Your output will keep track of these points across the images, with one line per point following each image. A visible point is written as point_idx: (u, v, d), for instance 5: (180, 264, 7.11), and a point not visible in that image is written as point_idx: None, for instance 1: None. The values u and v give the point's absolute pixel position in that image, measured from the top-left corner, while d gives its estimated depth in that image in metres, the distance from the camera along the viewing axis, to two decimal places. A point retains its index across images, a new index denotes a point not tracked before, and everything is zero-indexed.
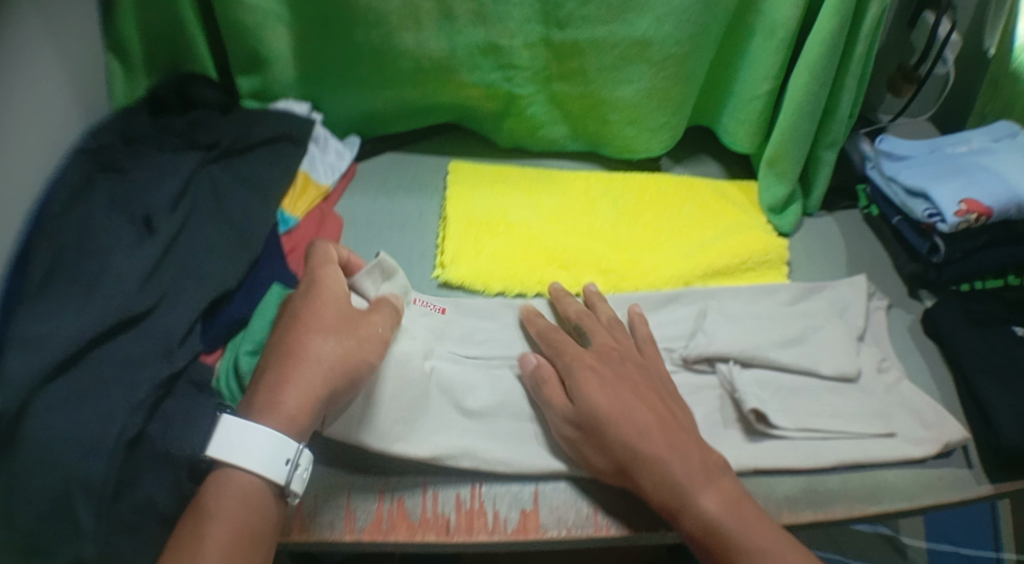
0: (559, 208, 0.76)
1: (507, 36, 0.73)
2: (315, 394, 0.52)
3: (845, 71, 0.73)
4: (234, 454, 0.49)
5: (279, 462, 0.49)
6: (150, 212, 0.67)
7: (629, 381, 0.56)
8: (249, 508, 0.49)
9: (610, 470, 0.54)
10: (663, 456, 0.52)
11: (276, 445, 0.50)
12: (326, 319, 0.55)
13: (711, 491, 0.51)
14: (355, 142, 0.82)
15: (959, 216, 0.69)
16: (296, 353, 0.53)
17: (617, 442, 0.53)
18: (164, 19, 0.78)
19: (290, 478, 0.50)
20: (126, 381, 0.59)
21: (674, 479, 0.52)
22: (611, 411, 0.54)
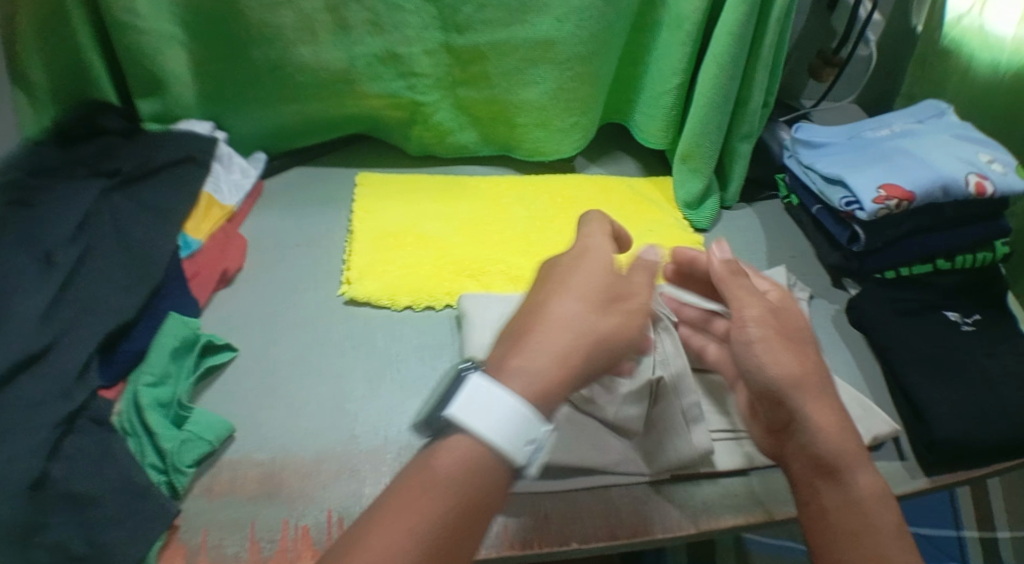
0: (470, 217, 0.75)
1: (406, 44, 0.72)
2: (569, 365, 0.44)
3: (756, 59, 0.71)
4: (492, 423, 0.42)
5: (522, 441, 0.42)
6: (50, 247, 0.64)
7: (797, 346, 0.53)
8: (475, 482, 0.41)
9: (769, 398, 0.52)
10: (829, 437, 0.50)
11: (528, 423, 0.42)
12: (581, 278, 0.47)
13: (865, 477, 0.50)
14: (261, 159, 0.81)
15: (879, 203, 0.67)
16: (534, 309, 0.46)
17: (798, 379, 0.51)
18: (65, 47, 0.73)
19: (527, 459, 0.43)
20: (21, 425, 0.54)
21: (847, 442, 0.50)
22: (793, 348, 0.52)
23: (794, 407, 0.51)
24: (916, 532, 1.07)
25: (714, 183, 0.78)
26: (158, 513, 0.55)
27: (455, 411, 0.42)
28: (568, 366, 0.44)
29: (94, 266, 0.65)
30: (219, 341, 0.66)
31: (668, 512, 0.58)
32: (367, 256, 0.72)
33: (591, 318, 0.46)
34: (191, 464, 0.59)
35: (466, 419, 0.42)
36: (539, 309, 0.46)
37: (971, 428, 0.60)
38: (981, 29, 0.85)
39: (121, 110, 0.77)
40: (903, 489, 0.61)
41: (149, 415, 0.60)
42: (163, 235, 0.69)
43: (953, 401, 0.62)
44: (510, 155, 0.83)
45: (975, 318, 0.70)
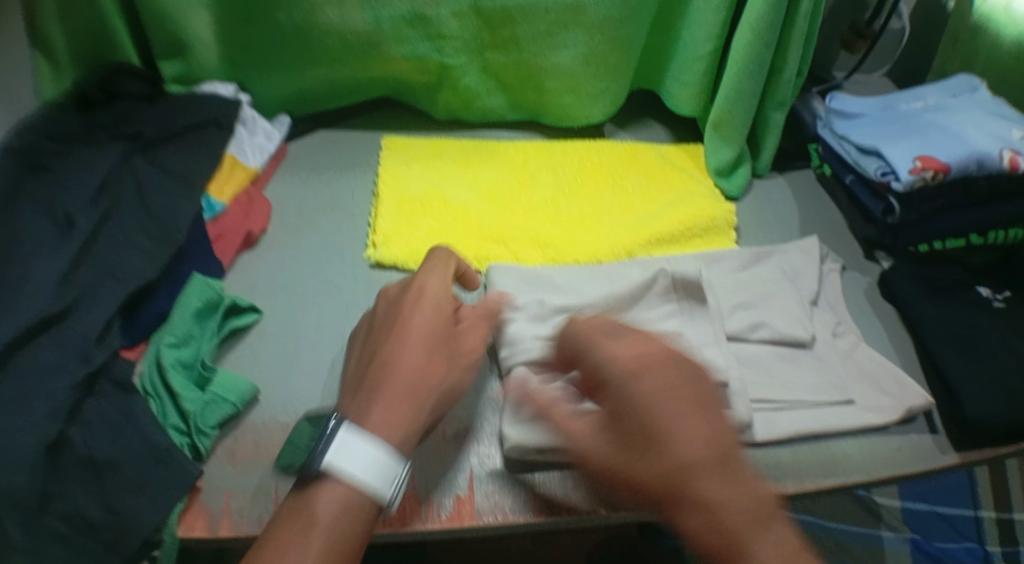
0: (496, 183, 0.74)
1: (433, 6, 0.71)
2: (413, 407, 0.51)
3: (792, 26, 0.69)
4: (353, 468, 0.48)
5: (385, 484, 0.48)
6: (70, 208, 0.63)
7: (678, 394, 0.45)
8: (349, 520, 0.47)
9: (650, 490, 0.44)
10: (718, 503, 0.42)
11: (387, 466, 0.49)
12: (419, 328, 0.53)
13: (769, 548, 0.41)
14: (285, 122, 0.80)
15: (914, 174, 0.66)
16: (385, 357, 0.52)
17: (650, 474, 0.44)
18: (87, 11, 0.71)
19: (392, 495, 0.49)
20: (39, 389, 0.54)
21: (725, 530, 0.42)
22: (643, 412, 0.45)
23: (680, 490, 0.43)
24: (932, 510, 1.08)
25: (746, 151, 0.77)
26: (178, 475, 0.55)
27: (328, 461, 0.48)
28: (409, 404, 0.51)
29: (115, 228, 0.64)
30: (244, 303, 0.65)
31: None
32: (393, 221, 0.70)
33: (434, 379, 0.52)
34: (215, 425, 0.58)
35: (334, 467, 0.48)
36: (392, 363, 0.52)
37: (1002, 405, 0.59)
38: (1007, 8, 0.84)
39: (141, 74, 0.76)
40: (931, 464, 0.60)
41: (171, 376, 0.59)
42: (186, 197, 0.67)
43: (983, 379, 0.60)
44: (538, 122, 0.82)
45: (1005, 294, 0.68)
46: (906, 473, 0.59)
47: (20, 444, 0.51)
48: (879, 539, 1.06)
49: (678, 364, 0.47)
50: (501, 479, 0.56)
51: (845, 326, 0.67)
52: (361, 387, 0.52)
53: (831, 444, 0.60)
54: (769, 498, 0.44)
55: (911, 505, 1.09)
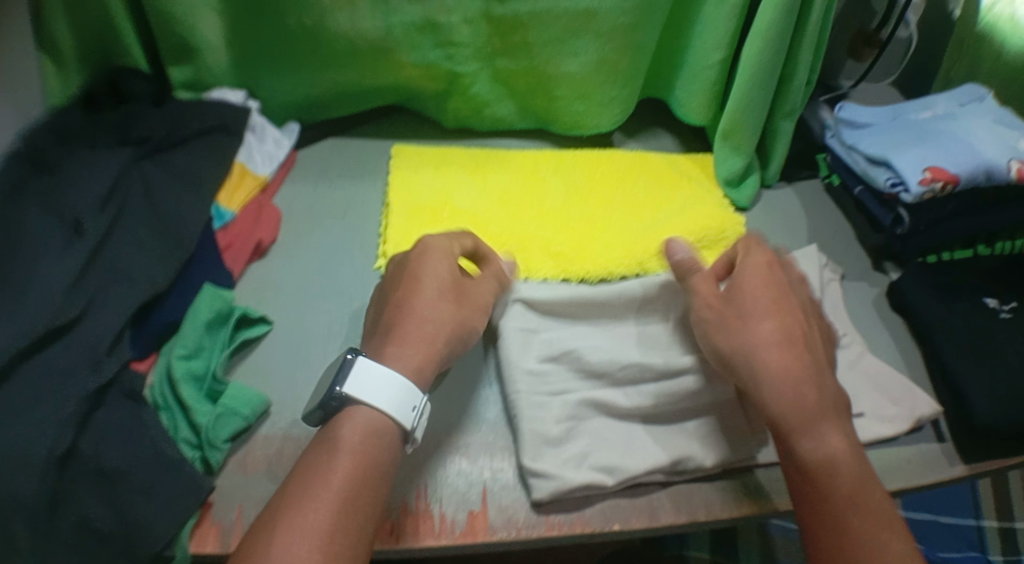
0: (506, 192, 0.74)
1: (445, 12, 0.70)
2: (429, 345, 0.55)
3: (802, 35, 0.69)
4: (372, 393, 0.51)
5: (405, 409, 0.52)
6: (80, 214, 0.63)
7: (787, 304, 0.56)
8: (375, 444, 0.51)
9: (730, 371, 0.55)
10: (789, 390, 0.52)
11: (407, 393, 0.52)
12: (427, 280, 0.57)
13: (833, 429, 0.52)
14: (294, 130, 0.79)
15: (923, 185, 0.66)
16: (400, 303, 0.57)
17: (750, 342, 0.54)
18: (94, 13, 0.71)
19: (415, 424, 0.52)
20: (50, 396, 0.54)
21: (805, 406, 0.52)
22: (759, 309, 0.56)
23: (750, 382, 0.54)
24: (934, 519, 1.10)
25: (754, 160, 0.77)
26: (188, 486, 0.55)
27: (347, 388, 0.51)
28: (424, 343, 0.55)
29: (124, 235, 0.64)
30: (254, 313, 0.65)
31: (709, 498, 0.57)
32: (402, 229, 0.70)
33: (445, 323, 0.56)
34: (226, 440, 0.58)
35: (355, 395, 0.51)
36: (405, 308, 0.56)
37: (1009, 415, 0.59)
38: (1013, 16, 0.85)
39: (148, 77, 0.76)
40: (939, 475, 0.60)
41: (183, 390, 0.59)
42: (195, 204, 0.67)
43: (990, 387, 0.61)
44: (546, 130, 0.82)
45: (1013, 306, 0.68)
46: (915, 484, 0.60)
47: (29, 454, 0.51)
48: None
49: (793, 287, 0.59)
50: (514, 494, 0.56)
51: (851, 335, 0.67)
52: (382, 328, 0.57)
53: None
54: (841, 400, 0.54)
55: (913, 513, 1.10)
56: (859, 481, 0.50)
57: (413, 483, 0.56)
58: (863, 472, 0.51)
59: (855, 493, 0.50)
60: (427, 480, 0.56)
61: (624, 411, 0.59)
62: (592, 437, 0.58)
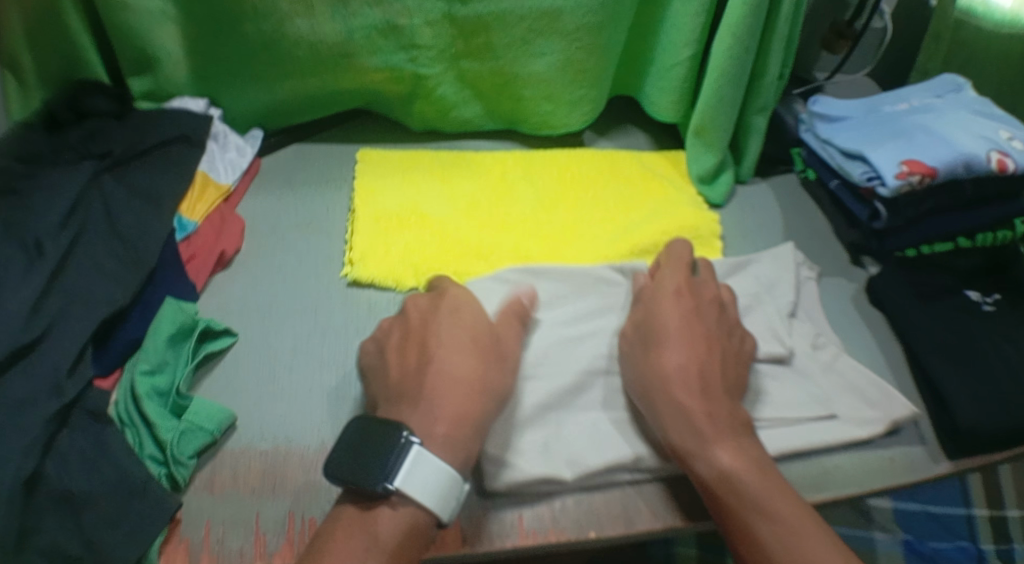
0: (474, 195, 0.73)
1: (406, 15, 0.69)
2: (471, 428, 0.51)
3: (772, 29, 0.68)
4: (424, 490, 0.48)
5: (448, 499, 0.49)
6: (39, 233, 0.61)
7: (705, 321, 0.57)
8: (412, 543, 0.47)
9: (641, 397, 0.55)
10: (690, 402, 0.53)
11: (450, 484, 0.49)
12: (462, 340, 0.54)
13: (732, 446, 0.52)
14: (258, 135, 0.78)
15: (900, 179, 0.64)
16: (435, 373, 0.53)
17: (654, 372, 0.55)
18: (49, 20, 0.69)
19: (453, 511, 0.49)
20: (10, 424, 0.52)
21: (699, 430, 0.52)
22: (661, 342, 0.56)
23: (652, 401, 0.54)
24: (924, 510, 1.08)
25: (728, 157, 0.76)
26: (155, 507, 0.53)
27: (399, 483, 0.47)
28: (468, 421, 0.51)
29: (84, 253, 0.62)
30: (218, 326, 0.63)
31: (692, 499, 0.56)
32: (369, 236, 0.69)
33: (488, 388, 0.53)
34: (192, 456, 0.56)
35: (406, 491, 0.48)
36: (443, 375, 0.52)
37: (992, 416, 0.58)
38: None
39: (110, 90, 0.74)
40: (922, 476, 0.59)
41: (147, 405, 0.57)
42: (157, 218, 0.66)
43: (974, 387, 0.59)
44: (518, 131, 0.81)
45: (996, 298, 0.67)
46: (902, 483, 0.58)
47: None
48: (871, 540, 1.05)
49: (708, 308, 0.59)
50: (488, 504, 0.54)
51: (826, 337, 0.65)
52: (409, 392, 0.52)
53: (825, 459, 0.59)
54: (740, 417, 0.54)
55: (902, 505, 1.09)
56: (758, 491, 0.50)
57: None
58: (769, 481, 0.50)
59: (756, 499, 0.49)
60: None
61: (591, 403, 0.58)
62: (564, 430, 0.57)
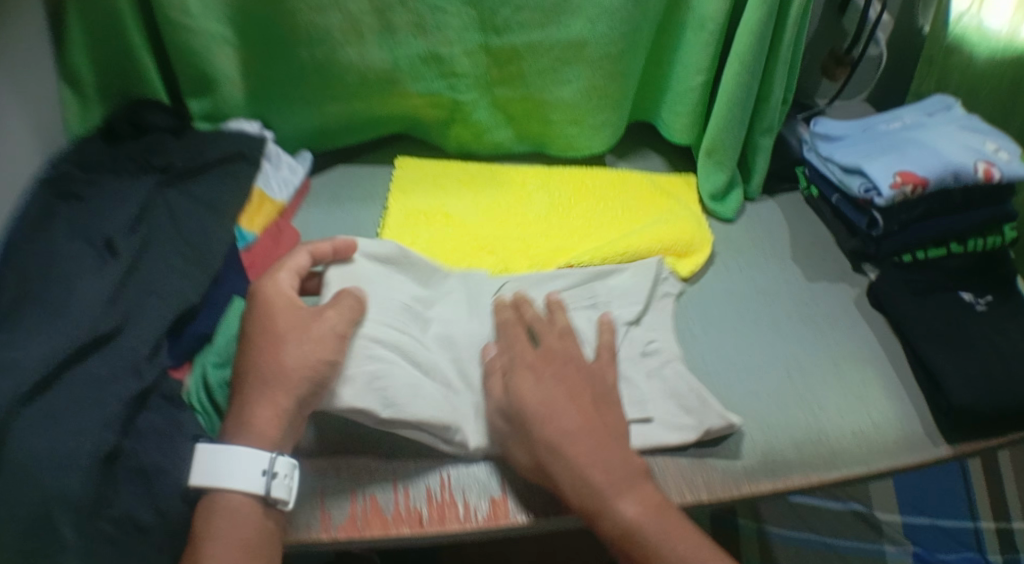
0: (494, 202, 0.80)
1: (446, 45, 0.77)
2: (285, 400, 0.55)
3: (776, 56, 0.76)
4: (225, 477, 0.53)
5: (255, 475, 0.53)
6: (108, 234, 0.67)
7: (566, 383, 0.59)
8: (243, 521, 0.53)
9: (542, 472, 0.57)
10: (585, 463, 0.55)
11: (250, 461, 0.53)
12: (280, 325, 0.57)
13: (632, 497, 0.55)
14: (308, 157, 0.85)
15: (894, 188, 0.71)
16: (253, 362, 0.56)
17: (547, 446, 0.56)
18: (115, 43, 0.77)
19: (270, 487, 0.54)
20: (92, 401, 0.57)
21: (596, 486, 0.55)
22: (542, 416, 0.56)
23: (555, 474, 0.55)
24: (931, 523, 1.12)
25: (737, 176, 0.83)
26: None
27: (195, 478, 0.54)
28: (299, 391, 0.55)
29: (153, 254, 0.68)
30: None
31: (713, 477, 0.61)
32: (396, 227, 0.76)
33: (317, 370, 0.56)
34: None
35: (204, 482, 0.53)
36: (266, 369, 0.55)
37: (983, 399, 0.64)
38: (980, 26, 0.90)
39: (167, 108, 0.81)
40: (923, 456, 0.65)
41: (217, 393, 0.64)
42: (218, 226, 0.72)
43: (965, 373, 0.65)
44: (545, 153, 0.88)
45: (988, 299, 0.73)
46: (901, 464, 0.64)
47: (77, 452, 0.54)
48: (880, 552, 1.09)
49: (565, 364, 0.60)
50: (530, 480, 0.61)
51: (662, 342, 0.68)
52: (239, 382, 0.56)
53: (775, 453, 0.64)
54: (638, 464, 0.57)
55: (910, 518, 1.12)
56: (659, 537, 0.53)
57: (439, 471, 0.61)
58: (670, 518, 0.55)
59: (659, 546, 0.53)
60: (449, 468, 0.62)
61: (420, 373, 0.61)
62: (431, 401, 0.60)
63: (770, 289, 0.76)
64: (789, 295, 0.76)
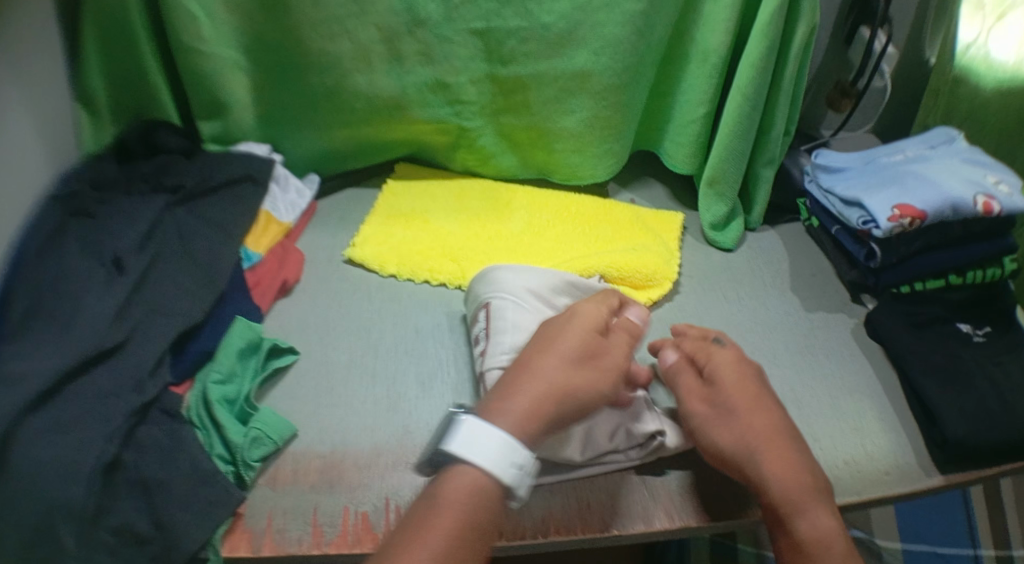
0: (475, 215, 0.83)
1: (453, 73, 0.78)
2: (543, 406, 0.53)
3: (777, 90, 0.77)
4: (482, 453, 0.50)
5: (507, 464, 0.50)
6: (118, 252, 0.69)
7: (754, 386, 0.59)
8: (479, 503, 0.49)
9: (731, 466, 0.56)
10: (779, 463, 0.54)
11: (509, 448, 0.50)
12: (572, 339, 0.57)
13: (822, 508, 0.53)
14: (315, 180, 0.87)
15: (891, 221, 0.72)
16: (521, 365, 0.55)
17: (746, 440, 0.56)
18: (130, 65, 0.79)
19: (518, 481, 0.50)
20: (96, 415, 0.59)
21: (792, 488, 0.53)
22: (742, 405, 0.57)
23: (749, 466, 0.55)
24: (932, 552, 1.10)
25: (738, 206, 0.84)
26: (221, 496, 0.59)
27: (452, 446, 0.50)
28: (545, 401, 0.53)
29: (161, 272, 0.70)
30: (283, 344, 0.71)
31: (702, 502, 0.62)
32: (375, 228, 0.82)
33: (564, 383, 0.54)
34: (258, 460, 0.62)
35: (461, 453, 0.50)
36: (533, 367, 0.55)
37: (976, 431, 0.64)
38: (987, 56, 0.89)
39: (181, 130, 0.83)
40: (917, 486, 0.64)
41: (218, 409, 0.63)
42: (226, 245, 0.74)
43: (962, 409, 0.65)
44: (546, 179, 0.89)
45: (986, 330, 0.74)
46: (894, 494, 0.64)
47: (78, 465, 0.55)
48: None
49: (754, 374, 0.61)
50: (523, 501, 0.61)
51: None
52: (504, 376, 0.56)
53: None
54: (822, 479, 0.55)
55: (911, 547, 1.11)
56: None
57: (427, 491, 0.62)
58: (851, 540, 0.52)
59: None
60: None
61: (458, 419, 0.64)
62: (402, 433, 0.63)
63: (766, 320, 0.76)
64: (783, 326, 0.76)
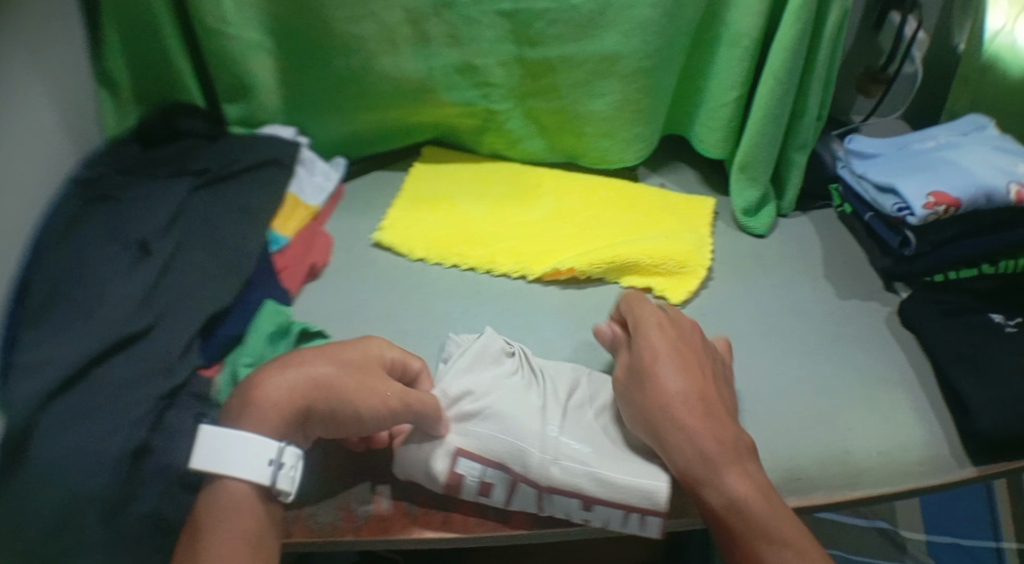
0: (502, 201, 0.82)
1: (480, 56, 0.77)
2: (299, 403, 0.51)
3: (811, 74, 0.76)
4: (230, 462, 0.49)
5: (262, 463, 0.49)
6: (143, 236, 0.68)
7: (687, 354, 0.60)
8: (246, 509, 0.49)
9: (650, 435, 0.57)
10: (694, 428, 0.55)
11: (258, 445, 0.49)
12: (341, 355, 0.53)
13: (735, 471, 0.53)
14: (341, 163, 0.86)
15: (927, 209, 0.71)
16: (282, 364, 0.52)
17: (658, 406, 0.57)
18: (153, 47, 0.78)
19: (275, 478, 0.49)
20: (125, 398, 0.58)
21: (706, 455, 0.54)
22: (652, 368, 0.58)
23: (658, 434, 0.56)
24: (954, 542, 1.10)
25: (770, 193, 0.83)
26: None
27: (194, 462, 0.49)
28: (309, 394, 0.51)
29: (186, 255, 0.69)
30: (313, 328, 0.69)
31: None
32: (401, 213, 0.81)
33: (349, 393, 0.52)
34: None
35: (203, 467, 0.49)
36: (287, 366, 0.51)
37: (1007, 420, 0.63)
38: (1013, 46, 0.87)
39: (203, 113, 0.82)
40: (949, 478, 0.64)
41: None
42: (252, 229, 0.73)
43: (996, 401, 0.64)
44: (575, 163, 0.88)
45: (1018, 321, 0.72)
46: (925, 485, 0.64)
47: (110, 449, 0.55)
48: None
49: (689, 335, 0.62)
50: None
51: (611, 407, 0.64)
52: (240, 391, 0.52)
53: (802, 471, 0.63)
54: (746, 444, 0.56)
55: (934, 537, 1.10)
56: (768, 517, 0.51)
57: None
58: (775, 504, 0.52)
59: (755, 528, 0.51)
60: None
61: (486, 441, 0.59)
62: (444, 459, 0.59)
63: (798, 307, 0.76)
64: (814, 313, 0.75)
